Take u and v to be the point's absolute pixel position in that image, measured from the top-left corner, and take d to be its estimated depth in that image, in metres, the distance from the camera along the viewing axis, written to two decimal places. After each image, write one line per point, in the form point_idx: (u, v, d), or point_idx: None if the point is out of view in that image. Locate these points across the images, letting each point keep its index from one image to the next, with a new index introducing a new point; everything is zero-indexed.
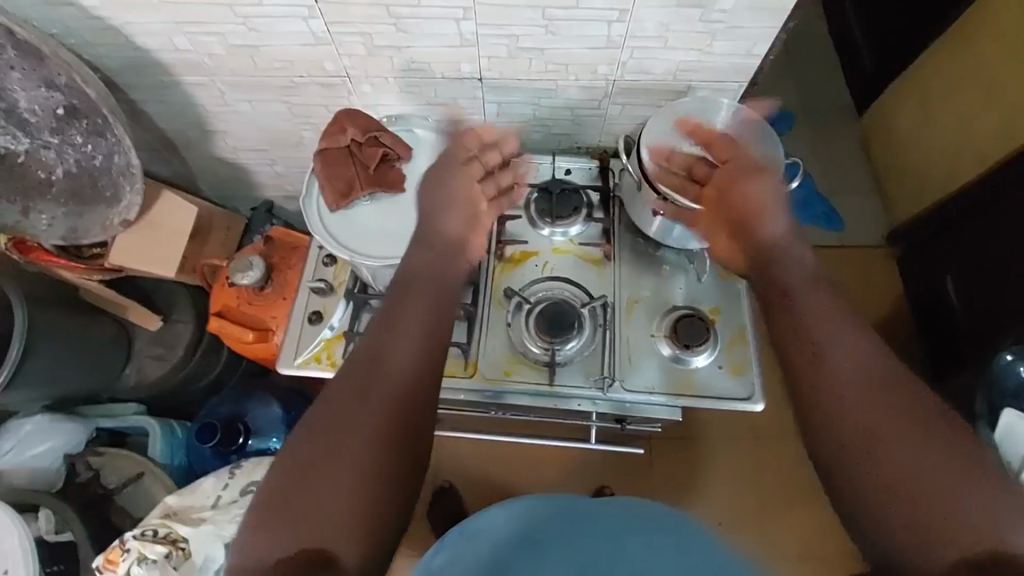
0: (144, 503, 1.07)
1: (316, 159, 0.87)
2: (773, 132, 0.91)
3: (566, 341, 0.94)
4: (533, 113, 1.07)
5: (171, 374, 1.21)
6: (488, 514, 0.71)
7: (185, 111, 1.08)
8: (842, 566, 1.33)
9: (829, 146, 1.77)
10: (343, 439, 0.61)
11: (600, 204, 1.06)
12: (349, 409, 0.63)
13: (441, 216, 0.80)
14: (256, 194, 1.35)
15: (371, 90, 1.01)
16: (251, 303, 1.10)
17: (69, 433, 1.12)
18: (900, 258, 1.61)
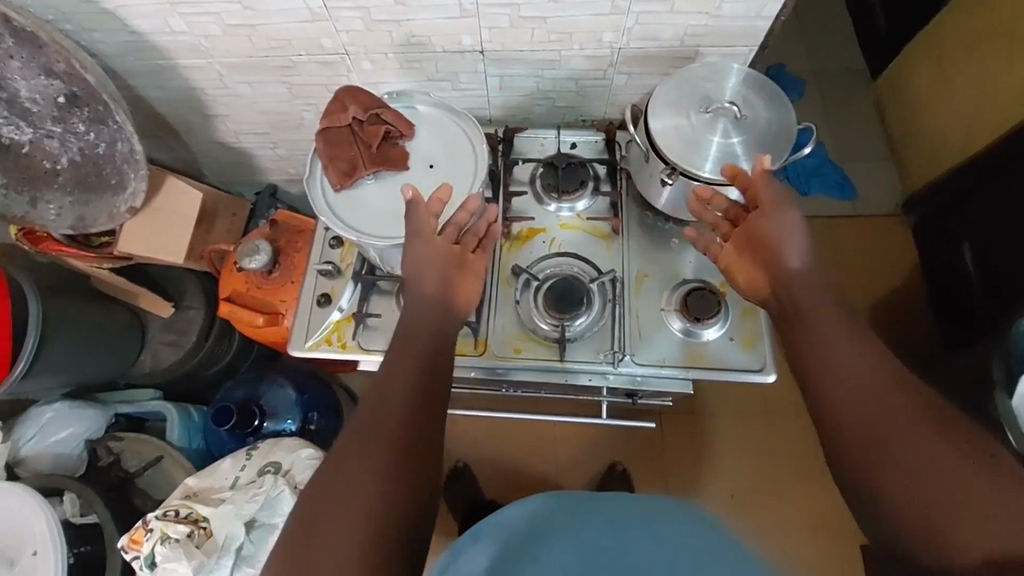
0: (165, 486, 1.10)
1: (318, 139, 0.85)
2: (784, 96, 0.89)
3: (575, 318, 0.93)
4: (535, 86, 1.05)
5: (184, 360, 1.22)
6: (504, 513, 0.71)
7: (184, 95, 1.07)
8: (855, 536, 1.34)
9: (842, 111, 1.72)
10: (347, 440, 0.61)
11: (607, 177, 1.05)
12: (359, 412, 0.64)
13: (432, 279, 0.74)
14: (260, 178, 1.34)
15: (370, 67, 1.00)
16: (259, 287, 1.10)
17: (90, 418, 1.14)
18: (915, 226, 1.58)
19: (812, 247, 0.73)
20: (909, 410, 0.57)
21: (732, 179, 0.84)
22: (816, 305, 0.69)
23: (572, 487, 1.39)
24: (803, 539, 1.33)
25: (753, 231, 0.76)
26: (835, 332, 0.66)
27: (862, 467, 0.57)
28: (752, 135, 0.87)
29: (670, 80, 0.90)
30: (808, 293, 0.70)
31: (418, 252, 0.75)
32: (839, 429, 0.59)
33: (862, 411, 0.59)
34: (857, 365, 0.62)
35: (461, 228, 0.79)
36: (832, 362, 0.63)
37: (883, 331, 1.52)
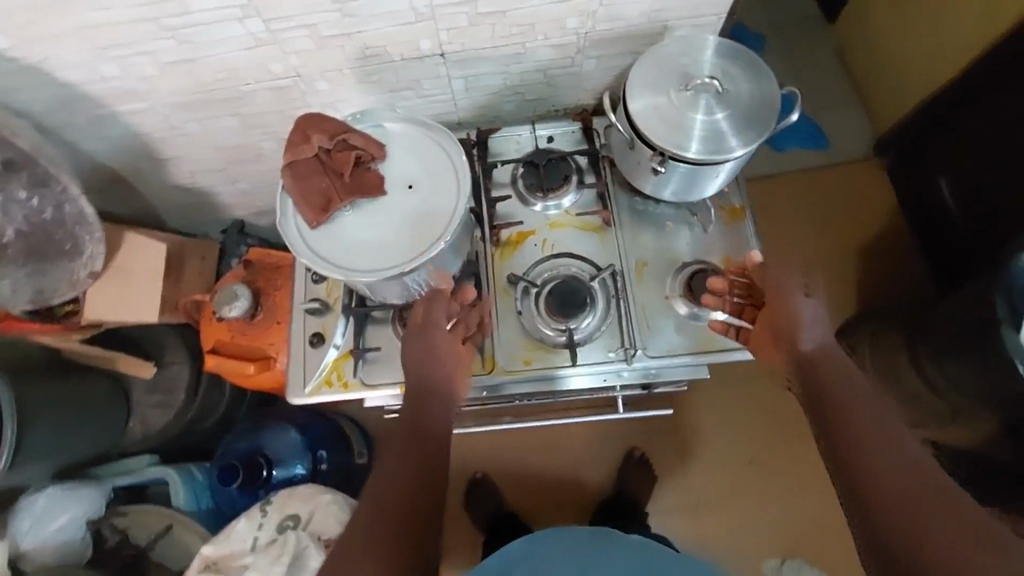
0: (180, 554, 1.05)
1: (284, 174, 0.78)
2: (762, 63, 0.86)
3: (581, 319, 0.90)
4: (502, 83, 1.00)
5: (177, 419, 1.16)
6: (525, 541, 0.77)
7: (130, 142, 0.99)
8: None
9: (804, 61, 1.70)
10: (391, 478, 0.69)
11: (590, 168, 1.01)
12: (401, 449, 0.71)
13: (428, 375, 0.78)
14: (223, 215, 1.26)
15: (326, 86, 0.93)
16: (244, 334, 1.04)
17: (88, 498, 1.06)
18: (890, 167, 1.58)
19: (822, 329, 0.76)
20: (905, 445, 0.65)
21: (721, 157, 0.82)
22: (833, 370, 0.73)
23: (592, 478, 1.38)
24: (823, 494, 1.35)
25: (765, 318, 0.77)
26: (857, 400, 0.69)
27: (863, 475, 0.64)
28: (735, 107, 0.84)
29: (644, 61, 0.86)
30: (832, 369, 0.73)
31: (421, 346, 0.79)
32: (861, 480, 0.63)
33: (871, 443, 0.65)
34: (877, 432, 0.66)
35: (453, 312, 0.84)
36: (858, 429, 0.67)
37: (871, 279, 1.53)
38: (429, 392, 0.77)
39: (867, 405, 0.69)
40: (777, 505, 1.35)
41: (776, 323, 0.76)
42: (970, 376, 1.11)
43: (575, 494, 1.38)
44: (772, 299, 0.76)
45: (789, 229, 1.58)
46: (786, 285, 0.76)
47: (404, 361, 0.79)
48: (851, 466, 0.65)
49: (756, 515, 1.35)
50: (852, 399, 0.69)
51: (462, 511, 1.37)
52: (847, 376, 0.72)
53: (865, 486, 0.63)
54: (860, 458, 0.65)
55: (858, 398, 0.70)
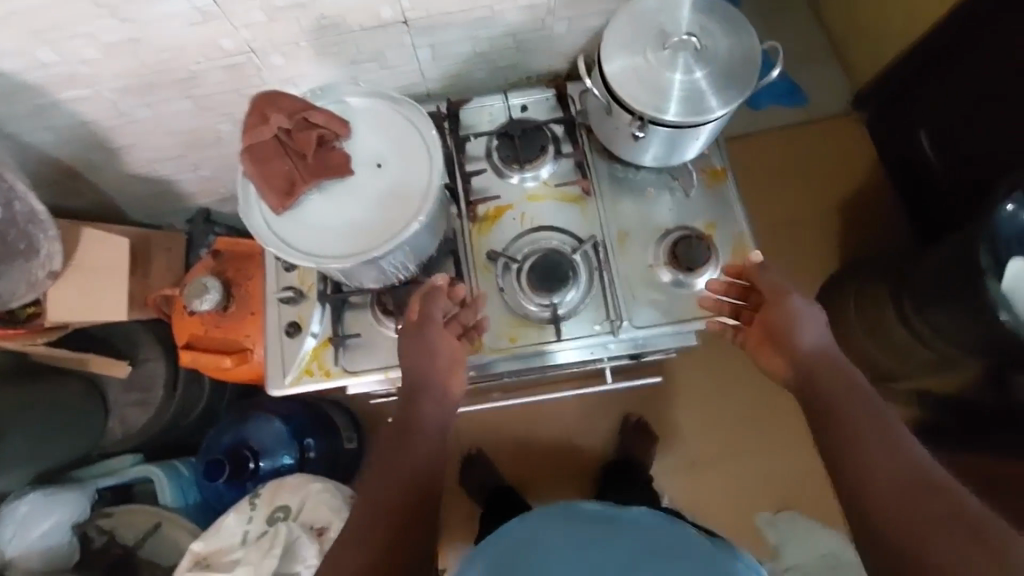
0: (170, 550, 1.03)
1: (242, 158, 0.73)
2: (741, 17, 0.82)
3: (564, 293, 0.89)
4: (471, 50, 0.95)
5: (158, 416, 1.13)
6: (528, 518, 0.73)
7: (79, 132, 0.93)
8: None
9: (782, 14, 1.66)
10: (381, 481, 0.67)
11: (567, 136, 0.98)
12: (393, 449, 0.70)
13: (422, 379, 0.75)
14: (188, 203, 1.21)
15: (283, 62, 0.88)
16: (219, 327, 1.01)
17: (72, 501, 1.03)
18: (870, 121, 1.57)
19: (828, 332, 0.72)
20: (902, 444, 0.60)
21: (701, 119, 0.79)
22: (833, 370, 0.68)
23: (586, 448, 1.40)
24: (812, 451, 1.37)
25: (761, 319, 0.75)
26: (855, 403, 0.64)
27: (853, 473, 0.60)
28: (714, 65, 0.80)
29: (617, 20, 0.82)
30: (832, 372, 0.68)
31: (411, 349, 0.76)
32: (854, 478, 0.59)
33: (865, 440, 0.61)
34: (875, 436, 0.61)
35: (448, 313, 0.79)
36: (853, 433, 0.62)
37: (854, 236, 1.54)
38: (416, 398, 0.74)
39: (863, 402, 0.64)
40: (770, 465, 1.37)
41: (772, 322, 0.73)
42: (953, 328, 1.12)
43: (571, 464, 1.39)
44: (770, 300, 0.75)
45: (771, 190, 1.57)
46: (783, 285, 0.75)
47: (403, 363, 0.75)
48: (842, 463, 0.61)
49: (749, 475, 1.37)
50: (850, 398, 0.65)
51: (459, 488, 1.38)
52: (848, 380, 0.67)
53: (857, 482, 0.59)
54: (854, 462, 0.60)
55: (857, 401, 0.64)
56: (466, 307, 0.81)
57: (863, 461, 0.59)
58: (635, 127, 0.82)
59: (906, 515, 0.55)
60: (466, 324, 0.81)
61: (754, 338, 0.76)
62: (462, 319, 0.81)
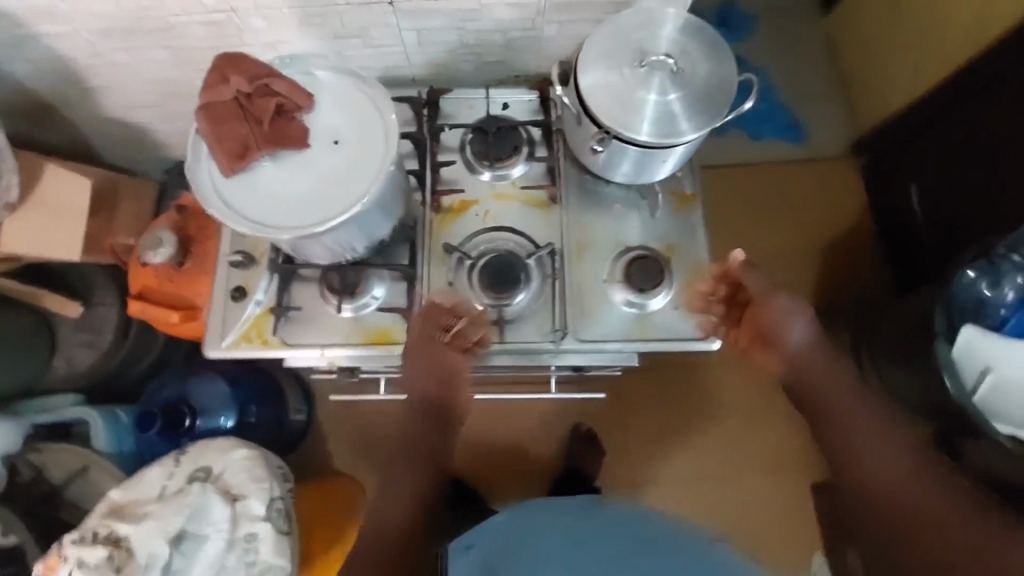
0: (92, 495, 1.03)
1: (198, 116, 0.73)
2: (723, 45, 0.81)
3: (513, 296, 0.89)
4: (458, 40, 0.95)
5: (104, 360, 1.12)
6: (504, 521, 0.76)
7: (55, 66, 0.93)
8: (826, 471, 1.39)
9: (795, 48, 1.64)
10: (417, 439, 0.85)
11: (543, 140, 0.97)
12: (423, 427, 0.85)
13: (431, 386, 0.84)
14: (165, 154, 1.20)
15: (264, 25, 0.87)
16: (171, 281, 1.00)
17: (5, 431, 1.01)
18: (866, 168, 1.55)
19: (807, 324, 0.84)
20: (909, 436, 0.79)
21: (668, 141, 0.79)
22: (822, 374, 0.83)
23: (535, 454, 1.40)
24: (766, 483, 1.37)
25: (752, 318, 0.85)
26: (839, 396, 0.82)
27: (847, 461, 0.79)
28: (689, 90, 0.79)
29: (600, 31, 0.81)
30: (807, 367, 0.83)
31: (416, 359, 0.84)
32: (865, 470, 0.78)
33: (863, 439, 0.79)
34: (862, 419, 0.80)
35: (450, 328, 0.85)
36: (843, 421, 0.81)
37: (833, 279, 1.52)
38: (427, 395, 0.85)
39: (861, 419, 0.80)
40: (726, 494, 1.37)
41: (758, 319, 0.84)
42: (911, 386, 1.12)
43: (516, 466, 1.39)
44: (755, 301, 0.84)
45: (758, 223, 1.55)
46: (770, 287, 0.84)
47: (408, 370, 0.84)
48: (839, 453, 0.80)
49: (708, 502, 1.37)
50: (834, 398, 0.82)
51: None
52: (833, 379, 0.83)
53: (849, 469, 0.79)
54: (843, 443, 0.80)
55: (834, 393, 0.82)
56: (468, 321, 0.86)
57: (848, 443, 0.79)
58: (602, 142, 0.82)
59: (918, 496, 0.74)
60: (474, 338, 0.86)
61: (744, 337, 0.87)
62: (463, 335, 0.85)
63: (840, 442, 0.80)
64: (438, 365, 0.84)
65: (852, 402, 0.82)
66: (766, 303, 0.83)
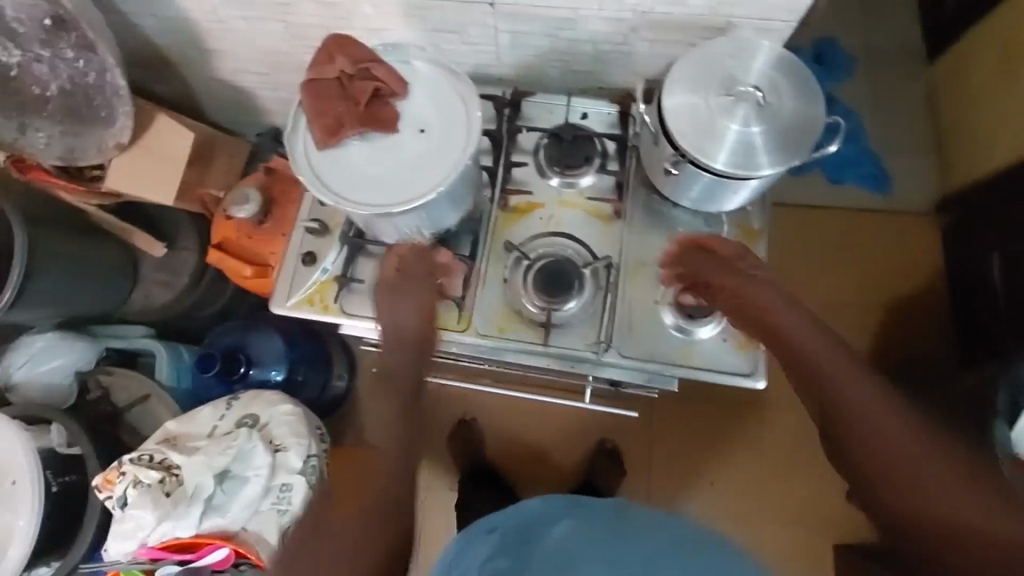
0: (150, 424, 1.12)
1: (303, 90, 0.78)
2: (815, 84, 0.81)
3: (564, 302, 0.90)
4: (550, 45, 0.98)
5: (178, 300, 1.21)
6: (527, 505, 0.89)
7: (178, 27, 1.01)
8: (848, 530, 1.35)
9: (889, 94, 1.58)
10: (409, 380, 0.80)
11: (616, 154, 0.99)
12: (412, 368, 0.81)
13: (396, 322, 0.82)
14: (260, 118, 1.29)
15: (372, 12, 0.92)
16: (250, 237, 1.08)
17: (78, 351, 1.14)
18: (947, 228, 1.49)
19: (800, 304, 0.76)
20: (955, 455, 0.65)
21: (745, 173, 0.78)
22: (831, 369, 0.71)
23: (558, 461, 1.42)
24: (781, 528, 1.35)
25: (740, 299, 0.79)
26: (869, 403, 0.68)
27: (884, 481, 0.67)
28: (775, 125, 0.79)
29: (692, 54, 0.82)
30: (796, 355, 0.74)
31: (385, 296, 0.84)
32: (898, 484, 0.66)
33: (899, 449, 0.66)
34: (899, 430, 0.67)
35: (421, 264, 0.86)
36: (877, 431, 0.67)
37: (891, 335, 1.46)
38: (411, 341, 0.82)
39: (897, 431, 0.67)
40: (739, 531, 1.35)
41: (749, 301, 0.78)
42: None
43: (536, 468, 1.42)
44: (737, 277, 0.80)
45: (820, 267, 1.50)
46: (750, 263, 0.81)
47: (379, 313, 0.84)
48: (870, 471, 0.68)
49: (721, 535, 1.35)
50: (862, 408, 0.69)
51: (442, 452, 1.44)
52: (854, 381, 0.70)
53: (889, 490, 0.66)
54: (879, 456, 0.67)
55: (866, 400, 0.69)
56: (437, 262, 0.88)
57: (893, 461, 0.66)
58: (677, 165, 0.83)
59: (953, 507, 0.64)
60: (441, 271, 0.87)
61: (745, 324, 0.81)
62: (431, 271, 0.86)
63: (879, 468, 0.67)
64: (404, 298, 0.83)
65: (882, 412, 0.68)
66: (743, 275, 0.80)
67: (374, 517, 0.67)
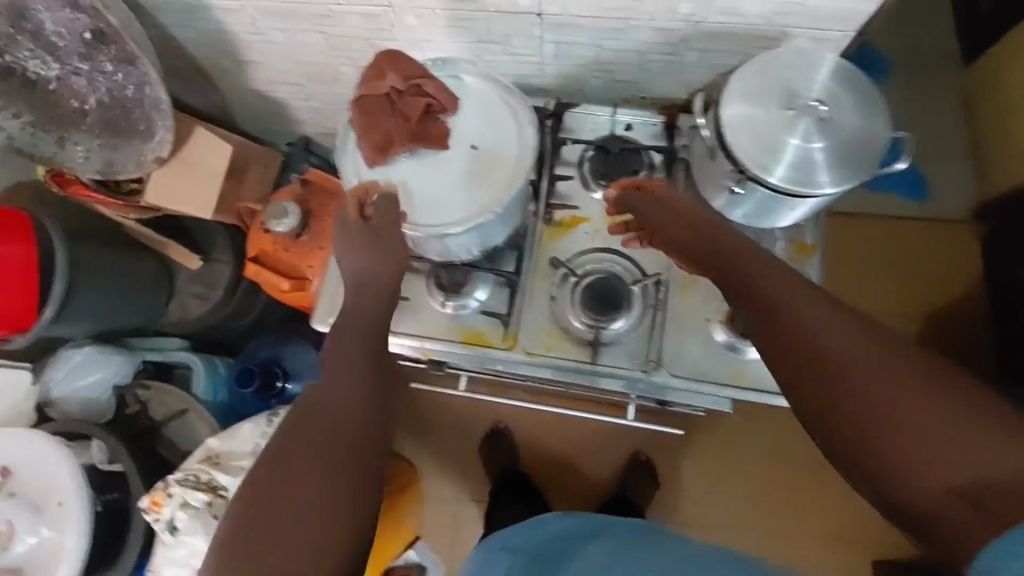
0: (189, 438, 1.12)
1: (352, 107, 0.77)
2: (879, 97, 0.78)
3: (612, 320, 0.88)
4: (594, 56, 0.95)
5: (214, 312, 1.21)
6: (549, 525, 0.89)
7: (217, 39, 0.99)
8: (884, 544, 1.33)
9: (928, 96, 1.54)
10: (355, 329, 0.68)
11: (663, 166, 0.96)
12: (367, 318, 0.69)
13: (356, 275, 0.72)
14: (292, 128, 1.28)
15: (415, 23, 0.90)
16: (287, 250, 1.07)
17: (116, 364, 1.13)
18: (987, 237, 1.46)
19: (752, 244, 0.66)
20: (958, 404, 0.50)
21: (805, 190, 0.76)
22: (791, 311, 0.58)
23: (589, 473, 1.41)
24: (816, 541, 1.34)
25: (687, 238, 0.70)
26: (837, 346, 0.55)
27: (863, 445, 0.52)
28: (836, 140, 0.76)
29: (750, 66, 0.79)
30: (753, 300, 0.61)
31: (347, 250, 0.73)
32: (878, 444, 0.52)
33: (876, 400, 0.52)
34: (875, 377, 0.53)
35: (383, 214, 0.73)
36: (847, 383, 0.53)
37: (931, 346, 1.44)
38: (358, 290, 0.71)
39: (875, 379, 0.53)
40: (771, 544, 1.34)
41: (698, 241, 0.69)
42: None
43: (568, 480, 1.41)
44: (684, 219, 0.71)
45: (857, 274, 1.48)
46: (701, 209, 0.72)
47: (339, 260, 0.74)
48: (842, 432, 0.54)
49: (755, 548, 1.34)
50: (828, 352, 0.55)
51: (475, 461, 1.43)
52: (818, 323, 0.57)
53: (867, 454, 0.52)
54: (849, 413, 0.53)
55: (836, 346, 0.55)
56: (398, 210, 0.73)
57: (863, 416, 0.52)
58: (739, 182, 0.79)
59: (950, 467, 0.49)
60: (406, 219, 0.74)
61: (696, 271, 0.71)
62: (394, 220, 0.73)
63: (860, 427, 0.52)
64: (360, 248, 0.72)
65: (855, 356, 0.54)
66: (688, 217, 0.71)
67: (340, 496, 0.57)
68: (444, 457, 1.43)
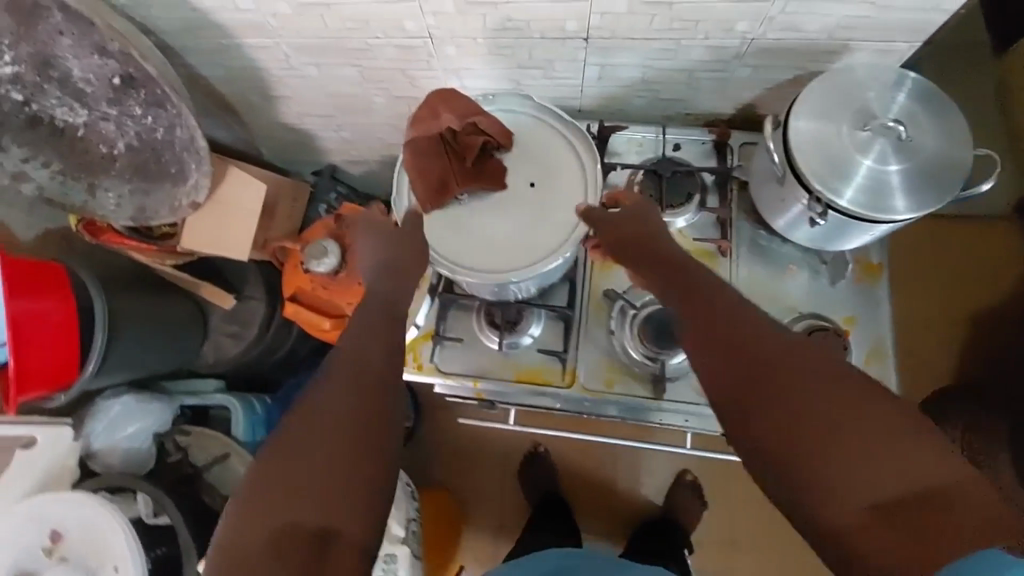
0: (232, 482, 1.08)
1: (404, 149, 0.74)
2: (958, 115, 0.74)
3: (675, 353, 0.84)
4: (640, 76, 0.91)
5: (249, 350, 1.19)
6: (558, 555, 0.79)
7: (247, 75, 0.96)
8: None
9: None
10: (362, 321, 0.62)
11: (715, 188, 0.92)
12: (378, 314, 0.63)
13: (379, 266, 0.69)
14: (319, 157, 1.24)
15: (454, 52, 0.87)
16: (326, 287, 1.03)
17: (156, 413, 1.10)
18: None
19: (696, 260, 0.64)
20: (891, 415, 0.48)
21: (880, 216, 0.72)
22: (727, 315, 0.56)
23: (631, 495, 1.37)
24: None
25: (634, 238, 0.67)
26: (773, 350, 0.52)
27: (795, 453, 0.48)
28: (914, 162, 0.72)
29: (818, 86, 0.76)
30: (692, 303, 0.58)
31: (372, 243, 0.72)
32: (810, 452, 0.47)
33: (810, 406, 0.48)
34: (810, 383, 0.49)
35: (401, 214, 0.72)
36: (779, 387, 0.50)
37: None
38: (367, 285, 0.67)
39: (811, 384, 0.49)
40: None
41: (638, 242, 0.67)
42: None
43: (612, 504, 1.38)
44: (637, 222, 0.69)
45: None
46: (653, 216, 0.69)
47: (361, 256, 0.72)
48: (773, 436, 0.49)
49: None
50: (764, 355, 0.52)
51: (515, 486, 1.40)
52: (756, 329, 0.54)
53: (794, 462, 0.48)
54: (780, 418, 0.49)
55: (774, 350, 0.52)
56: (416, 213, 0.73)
57: (794, 423, 0.48)
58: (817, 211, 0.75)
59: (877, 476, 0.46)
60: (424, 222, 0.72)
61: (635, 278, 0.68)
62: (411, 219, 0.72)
63: (795, 432, 0.48)
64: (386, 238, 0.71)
65: (793, 361, 0.51)
66: (640, 221, 0.69)
67: (354, 506, 0.52)
68: (484, 484, 1.40)
